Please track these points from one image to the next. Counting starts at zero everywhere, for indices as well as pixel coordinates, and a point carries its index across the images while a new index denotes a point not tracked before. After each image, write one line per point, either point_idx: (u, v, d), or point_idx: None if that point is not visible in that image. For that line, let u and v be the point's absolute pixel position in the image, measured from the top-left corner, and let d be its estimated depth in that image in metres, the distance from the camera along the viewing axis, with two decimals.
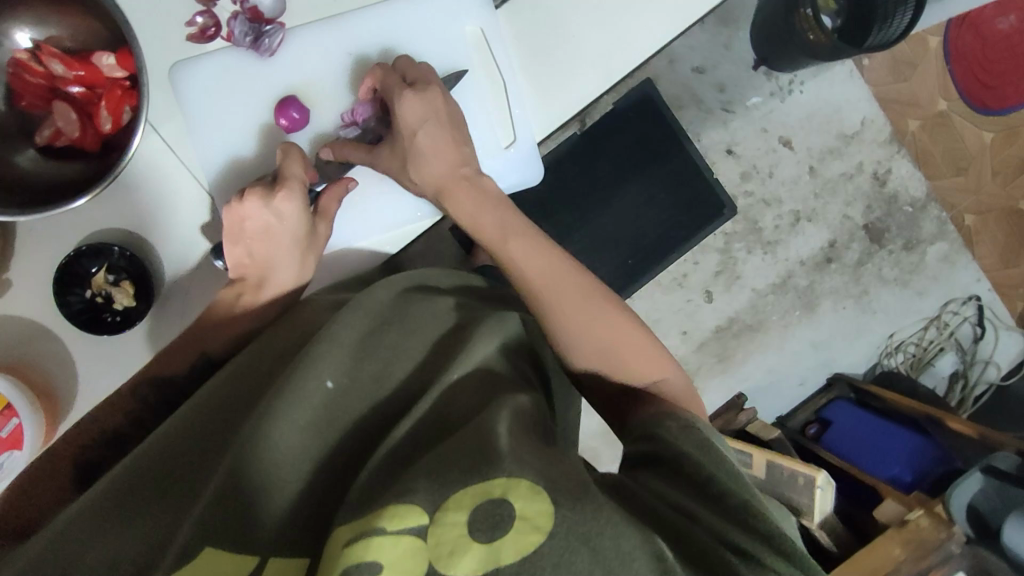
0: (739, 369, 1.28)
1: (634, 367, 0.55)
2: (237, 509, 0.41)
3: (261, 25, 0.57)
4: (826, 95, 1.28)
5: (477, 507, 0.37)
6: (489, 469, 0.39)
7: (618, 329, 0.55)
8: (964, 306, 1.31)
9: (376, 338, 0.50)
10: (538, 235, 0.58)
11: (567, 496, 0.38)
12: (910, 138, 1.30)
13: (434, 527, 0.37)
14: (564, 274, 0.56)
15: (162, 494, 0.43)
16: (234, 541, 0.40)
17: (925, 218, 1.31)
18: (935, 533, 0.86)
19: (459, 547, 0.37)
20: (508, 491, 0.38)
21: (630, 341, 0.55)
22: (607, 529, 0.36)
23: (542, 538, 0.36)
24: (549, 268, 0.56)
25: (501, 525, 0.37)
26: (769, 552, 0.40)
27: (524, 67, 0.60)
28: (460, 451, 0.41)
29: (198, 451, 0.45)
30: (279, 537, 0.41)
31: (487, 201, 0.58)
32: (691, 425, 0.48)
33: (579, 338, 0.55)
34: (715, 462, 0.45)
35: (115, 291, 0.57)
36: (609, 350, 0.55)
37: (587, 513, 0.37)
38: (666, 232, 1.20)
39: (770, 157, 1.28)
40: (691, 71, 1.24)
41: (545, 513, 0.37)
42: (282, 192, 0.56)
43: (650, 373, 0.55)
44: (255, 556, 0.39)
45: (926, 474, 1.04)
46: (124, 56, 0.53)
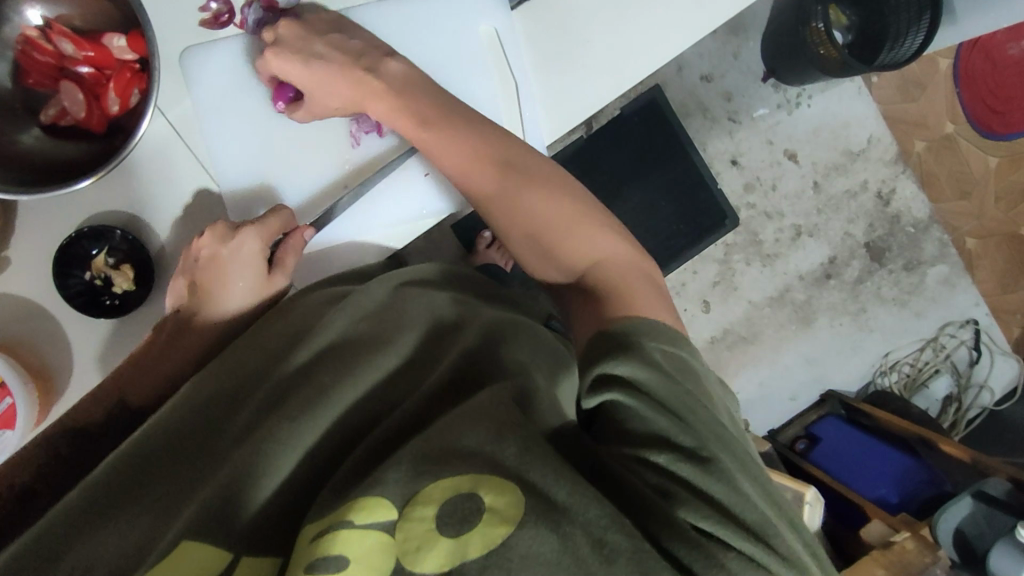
0: (732, 380, 1.28)
1: (576, 255, 0.54)
2: (225, 500, 0.39)
3: (276, 15, 0.58)
4: (833, 110, 1.27)
5: (446, 501, 0.36)
6: (462, 463, 0.37)
7: (562, 232, 0.54)
8: (961, 330, 1.31)
9: (369, 335, 0.51)
10: (517, 150, 0.57)
11: (537, 489, 0.37)
12: (916, 160, 1.30)
13: (403, 522, 0.36)
14: (518, 198, 0.55)
15: (142, 493, 0.41)
16: (222, 534, 0.37)
17: (927, 239, 1.31)
18: (921, 557, 0.85)
19: (426, 541, 0.35)
20: (478, 485, 0.36)
21: (565, 221, 0.54)
22: (577, 519, 0.36)
23: (510, 531, 0.35)
24: (511, 201, 0.56)
25: (468, 520, 0.35)
26: (741, 527, 0.38)
27: (537, 70, 0.60)
28: (441, 434, 0.39)
29: (183, 449, 0.43)
30: (256, 536, 0.38)
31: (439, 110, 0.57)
32: (630, 326, 0.46)
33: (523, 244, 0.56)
34: (678, 397, 0.41)
35: (114, 274, 0.57)
36: (541, 229, 0.55)
37: (558, 506, 0.36)
38: (665, 239, 1.21)
39: (774, 169, 1.28)
40: (699, 78, 1.24)
41: (513, 505, 0.36)
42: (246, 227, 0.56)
43: (590, 253, 0.53)
44: (228, 553, 0.37)
45: (913, 497, 1.05)
46: (135, 39, 0.52)
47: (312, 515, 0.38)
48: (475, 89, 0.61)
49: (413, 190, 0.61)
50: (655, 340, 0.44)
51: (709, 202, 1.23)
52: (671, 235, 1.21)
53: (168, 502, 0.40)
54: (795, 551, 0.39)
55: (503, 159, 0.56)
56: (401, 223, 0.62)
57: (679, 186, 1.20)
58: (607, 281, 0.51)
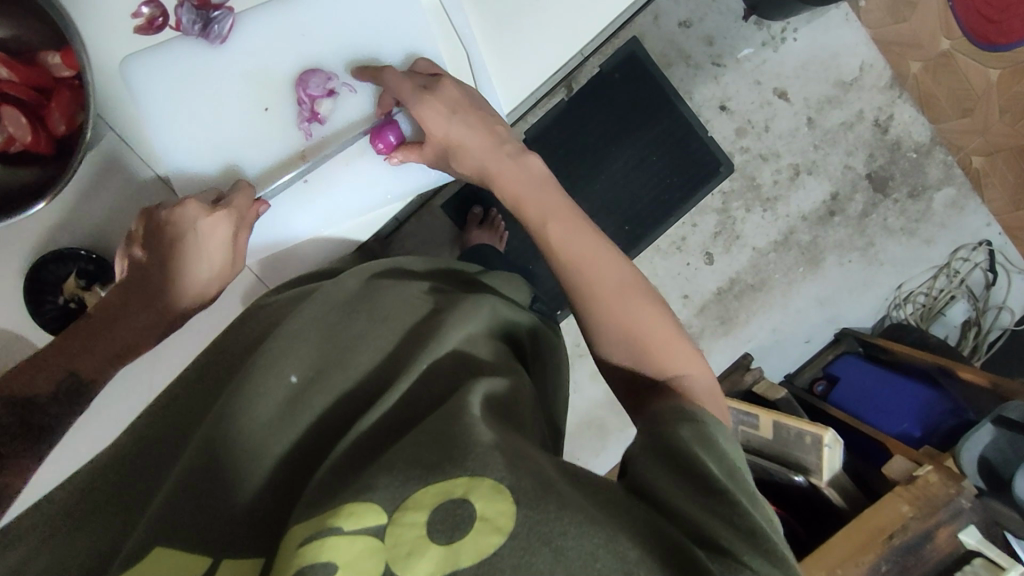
0: (743, 330, 1.26)
1: (662, 356, 0.51)
2: (195, 504, 0.39)
3: (209, 11, 0.55)
4: (821, 41, 1.23)
5: (438, 507, 0.35)
6: (453, 467, 0.37)
7: (643, 311, 0.52)
8: (974, 253, 1.27)
9: (342, 329, 0.50)
10: (579, 220, 0.56)
11: (529, 494, 0.35)
12: (913, 82, 1.23)
13: (393, 527, 0.35)
14: (601, 262, 0.54)
15: (118, 499, 0.42)
16: (188, 540, 0.38)
17: (930, 163, 1.26)
18: (944, 489, 0.83)
19: (417, 548, 0.35)
20: (470, 490, 0.36)
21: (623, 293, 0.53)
22: (570, 529, 0.34)
23: (502, 539, 0.34)
24: (581, 246, 0.54)
25: (461, 526, 0.35)
26: (751, 554, 0.37)
27: (486, 36, 0.58)
28: (431, 441, 0.39)
29: (163, 453, 0.44)
30: (230, 539, 0.38)
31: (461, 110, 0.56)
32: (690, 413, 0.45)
33: (606, 319, 0.52)
34: (716, 458, 0.42)
35: (87, 296, 0.57)
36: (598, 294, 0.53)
37: (550, 512, 0.35)
38: (658, 194, 1.18)
39: (765, 110, 1.24)
40: (677, 25, 1.20)
41: (506, 514, 0.35)
42: (218, 212, 0.54)
43: (636, 323, 0.52)
44: (207, 558, 0.37)
45: (936, 429, 1.00)
46: (67, 54, 0.52)
47: (296, 517, 0.38)
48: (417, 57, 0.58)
49: (371, 177, 0.59)
50: (720, 433, 0.44)
51: (699, 149, 1.19)
52: (665, 189, 1.19)
53: (139, 505, 0.41)
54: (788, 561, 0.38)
55: (570, 223, 0.56)
56: (366, 213, 0.60)
57: (668, 138, 1.17)
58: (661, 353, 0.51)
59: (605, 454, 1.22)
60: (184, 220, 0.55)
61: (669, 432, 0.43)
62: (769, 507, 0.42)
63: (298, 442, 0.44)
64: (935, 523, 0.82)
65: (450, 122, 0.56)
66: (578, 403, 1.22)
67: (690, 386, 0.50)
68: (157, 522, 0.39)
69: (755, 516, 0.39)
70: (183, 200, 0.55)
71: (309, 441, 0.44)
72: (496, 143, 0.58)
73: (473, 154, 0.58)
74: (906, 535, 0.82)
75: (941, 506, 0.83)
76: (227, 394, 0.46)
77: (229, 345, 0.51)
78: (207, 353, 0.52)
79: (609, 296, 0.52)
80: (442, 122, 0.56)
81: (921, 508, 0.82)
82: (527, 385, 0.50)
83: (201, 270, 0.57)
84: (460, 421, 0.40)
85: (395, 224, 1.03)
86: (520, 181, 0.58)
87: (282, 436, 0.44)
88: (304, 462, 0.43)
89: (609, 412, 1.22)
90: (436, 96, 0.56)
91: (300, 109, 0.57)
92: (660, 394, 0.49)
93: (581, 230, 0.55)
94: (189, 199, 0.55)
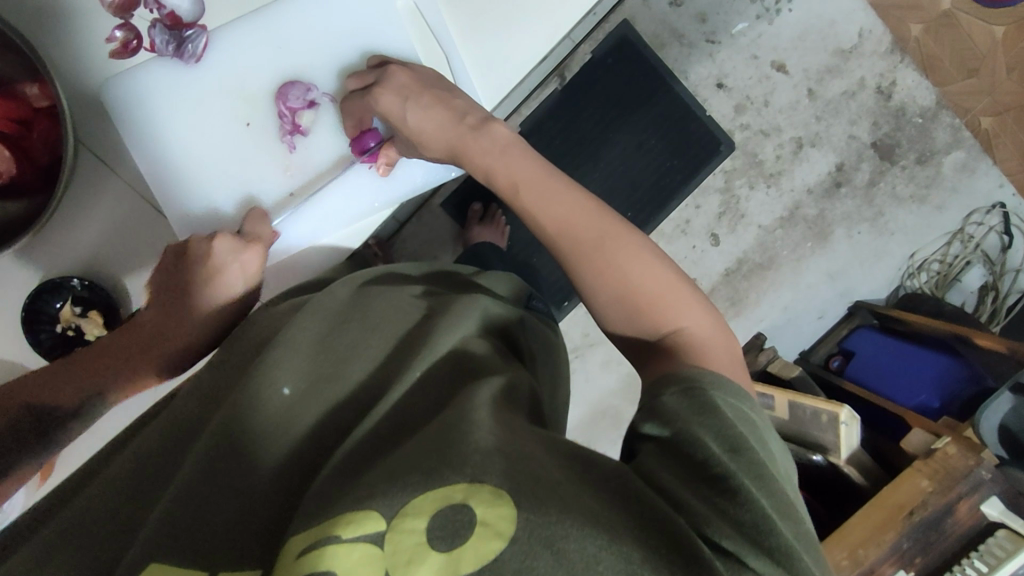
0: (754, 310, 1.25)
1: (659, 312, 0.49)
2: (194, 516, 0.39)
3: (182, 30, 0.55)
4: (817, 9, 1.20)
5: (436, 514, 0.35)
6: (450, 472, 0.36)
7: (635, 266, 0.50)
8: (988, 216, 1.24)
9: (334, 337, 0.50)
10: (558, 179, 0.54)
11: (529, 496, 0.35)
12: (914, 45, 1.21)
13: (392, 534, 0.35)
14: (582, 226, 0.51)
15: (114, 515, 0.41)
16: (186, 554, 0.38)
17: (937, 126, 1.23)
18: (964, 461, 0.81)
19: (417, 555, 0.34)
20: (470, 495, 0.35)
21: (604, 243, 0.51)
22: (573, 531, 0.34)
23: (503, 545, 0.34)
24: (566, 207, 0.52)
25: (462, 532, 0.34)
26: (753, 552, 0.36)
27: (462, 33, 0.57)
28: (434, 439, 0.39)
29: (161, 465, 0.44)
30: (232, 549, 0.38)
31: (420, 90, 0.55)
32: (693, 386, 0.43)
33: (593, 281, 0.50)
34: (715, 431, 0.40)
35: (85, 323, 0.57)
36: (578, 255, 0.51)
37: (551, 516, 0.34)
38: (660, 177, 1.17)
39: (763, 85, 1.21)
40: (667, 4, 1.17)
41: (506, 518, 0.34)
42: (253, 247, 0.55)
43: (627, 280, 0.50)
44: (205, 570, 0.37)
45: (953, 399, 0.99)
46: (43, 86, 0.52)
47: (296, 527, 0.37)
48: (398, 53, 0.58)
49: (355, 185, 0.59)
50: (719, 392, 0.43)
51: (698, 129, 1.17)
52: (666, 171, 1.17)
53: (137, 514, 0.41)
54: (796, 555, 0.36)
55: (548, 189, 0.53)
56: (355, 222, 0.60)
57: (667, 120, 1.15)
58: (655, 305, 0.49)
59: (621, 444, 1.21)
60: (217, 258, 0.55)
61: (659, 401, 0.43)
62: (784, 489, 0.40)
63: (295, 452, 0.43)
64: (955, 497, 0.80)
65: (407, 110, 0.55)
66: (590, 393, 1.21)
67: (691, 340, 0.48)
68: (156, 537, 0.38)
69: (761, 502, 0.38)
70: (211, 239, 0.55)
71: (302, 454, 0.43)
72: (456, 119, 0.55)
73: (440, 134, 0.56)
74: (926, 511, 0.80)
75: (961, 479, 0.80)
76: (225, 405, 0.45)
77: (226, 353, 0.51)
78: (207, 365, 0.51)
79: (595, 259, 0.50)
80: (415, 111, 0.55)
81: (940, 483, 0.81)
82: (525, 375, 0.50)
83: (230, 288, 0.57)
84: (458, 422, 0.40)
85: (395, 225, 1.03)
86: (504, 160, 0.55)
87: (281, 448, 0.43)
88: (300, 472, 0.42)
89: (622, 399, 1.21)
90: (384, 87, 0.55)
91: (280, 124, 0.56)
92: (659, 357, 0.48)
93: (560, 191, 0.53)
94: (217, 235, 0.55)
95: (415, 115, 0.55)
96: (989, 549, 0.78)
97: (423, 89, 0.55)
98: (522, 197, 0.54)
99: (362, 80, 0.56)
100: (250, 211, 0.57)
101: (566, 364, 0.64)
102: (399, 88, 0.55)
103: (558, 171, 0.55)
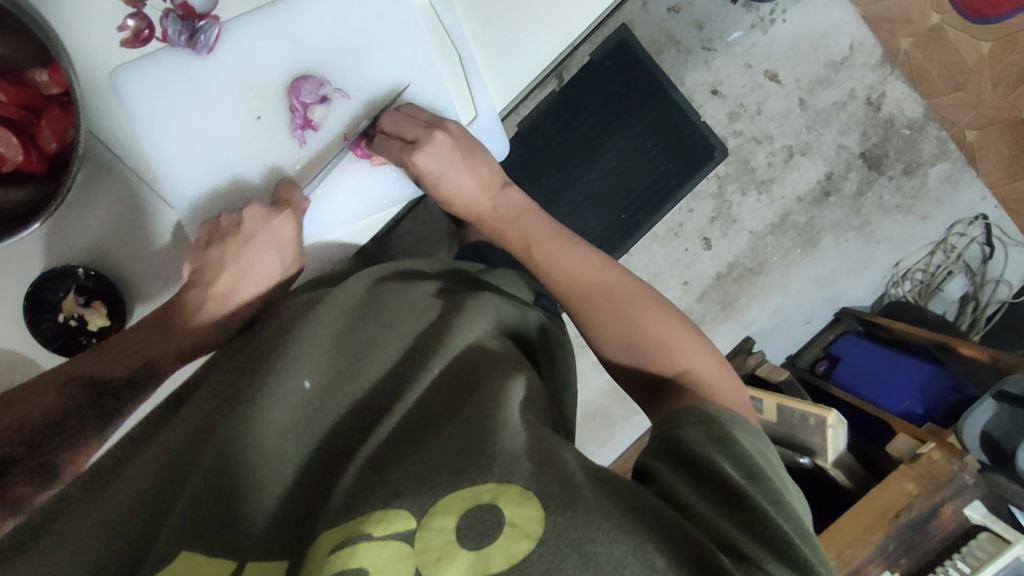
0: (743, 315, 1.26)
1: (667, 353, 0.53)
2: (222, 507, 0.40)
3: (195, 21, 0.55)
4: (810, 20, 1.22)
5: (466, 513, 0.36)
6: (477, 473, 0.38)
7: (645, 315, 0.54)
8: (970, 227, 1.27)
9: (352, 334, 0.51)
10: (568, 242, 0.59)
11: (557, 500, 0.36)
12: (903, 58, 1.24)
13: (422, 531, 0.36)
14: (602, 273, 0.57)
15: (145, 504, 0.42)
16: (214, 543, 0.39)
17: (924, 138, 1.26)
18: (948, 465, 0.83)
19: (446, 554, 0.36)
20: (498, 496, 0.37)
21: (617, 290, 0.56)
22: (598, 535, 0.35)
23: (531, 545, 0.35)
24: (580, 260, 0.58)
25: (490, 531, 0.36)
26: (773, 561, 0.38)
27: (476, 35, 0.57)
28: (461, 442, 0.40)
29: (185, 456, 0.45)
30: (262, 541, 0.39)
31: (461, 149, 0.59)
32: (711, 419, 0.45)
33: (606, 325, 0.55)
34: (734, 458, 0.42)
35: (87, 313, 0.57)
36: (594, 291, 0.56)
37: (578, 519, 0.36)
38: (657, 182, 1.17)
39: (757, 93, 1.23)
40: (665, 10, 1.19)
41: (534, 520, 0.36)
42: (284, 212, 0.56)
43: (645, 327, 0.54)
44: (235, 561, 0.38)
45: (937, 406, 1.01)
46: (55, 72, 0.52)
47: (323, 527, 0.39)
48: (411, 47, 0.57)
49: (366, 182, 0.60)
50: (737, 427, 0.45)
51: (693, 134, 1.17)
52: (660, 175, 1.17)
53: (160, 506, 0.42)
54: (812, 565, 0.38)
55: (557, 248, 0.59)
56: (365, 217, 0.60)
57: (663, 124, 1.16)
58: (666, 349, 0.53)
59: (611, 445, 1.22)
60: (252, 225, 0.56)
61: (681, 433, 0.45)
62: (797, 512, 0.41)
63: (316, 447, 0.44)
64: (941, 499, 0.82)
65: (449, 171, 0.59)
66: (582, 393, 1.22)
67: (695, 380, 0.51)
68: (185, 526, 0.40)
69: (779, 523, 0.39)
70: (242, 212, 0.57)
71: (325, 450, 0.44)
72: (485, 191, 0.62)
73: (473, 198, 0.62)
74: (912, 513, 0.82)
75: (946, 483, 0.82)
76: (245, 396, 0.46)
77: (247, 348, 0.51)
78: (227, 359, 0.52)
79: (609, 310, 0.55)
80: (460, 174, 0.60)
81: (925, 486, 0.83)
82: (536, 378, 0.51)
83: (259, 280, 0.60)
84: (486, 425, 0.41)
85: (392, 223, 1.03)
86: (512, 219, 0.62)
87: (303, 445, 0.44)
88: (321, 471, 0.43)
89: (614, 400, 1.22)
90: (423, 152, 0.56)
91: (291, 120, 0.56)
92: (669, 393, 0.51)
93: (571, 251, 0.59)
94: (240, 223, 0.56)
95: (443, 178, 0.59)
96: (973, 550, 0.80)
97: (468, 153, 0.59)
98: (536, 255, 0.59)
99: (386, 127, 0.58)
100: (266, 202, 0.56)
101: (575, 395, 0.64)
102: (440, 156, 0.57)
103: (568, 233, 0.61)
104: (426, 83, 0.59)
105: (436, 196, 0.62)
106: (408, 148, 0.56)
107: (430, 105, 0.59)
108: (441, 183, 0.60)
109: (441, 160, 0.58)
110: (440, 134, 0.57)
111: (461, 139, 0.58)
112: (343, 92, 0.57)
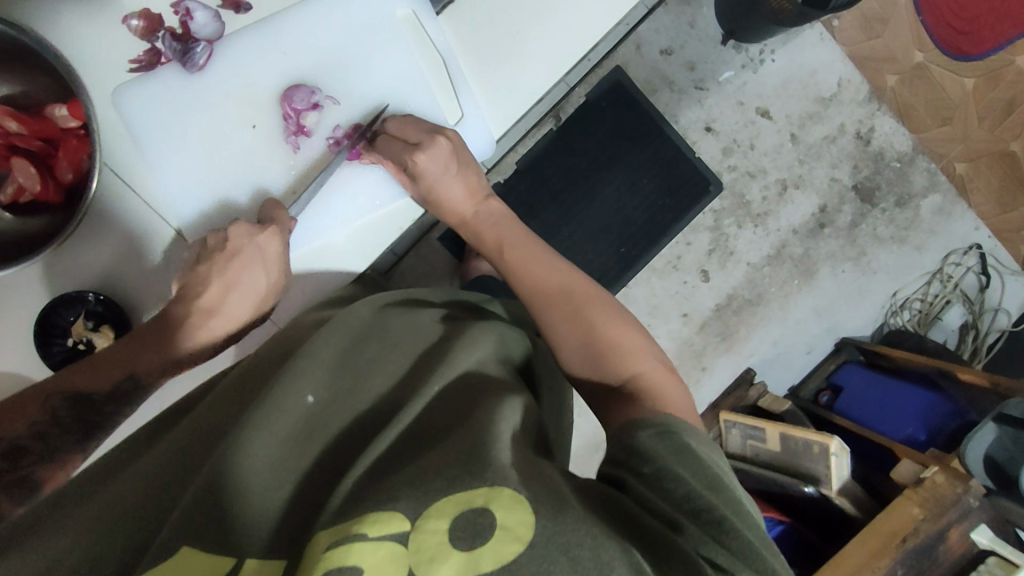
0: (744, 346, 1.27)
1: (621, 357, 0.54)
2: (219, 509, 0.41)
3: (189, 43, 0.58)
4: (799, 60, 1.26)
5: (459, 515, 0.37)
6: (472, 477, 0.38)
7: (602, 319, 0.57)
8: (965, 257, 1.29)
9: (354, 355, 0.52)
10: (543, 254, 0.63)
11: (547, 506, 0.37)
12: (890, 95, 1.27)
13: (416, 534, 0.37)
14: (573, 280, 0.60)
15: (146, 505, 0.43)
16: (212, 542, 0.39)
17: (915, 171, 1.29)
18: (951, 488, 0.83)
19: (440, 553, 0.36)
20: (491, 501, 0.37)
21: (585, 296, 0.59)
22: (587, 540, 0.36)
23: (521, 549, 0.36)
24: (551, 269, 0.61)
25: (482, 534, 0.36)
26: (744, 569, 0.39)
27: (469, 65, 0.61)
28: (461, 454, 0.41)
29: (188, 463, 0.45)
30: (262, 544, 0.40)
31: (453, 165, 0.62)
32: (667, 429, 0.45)
33: (567, 326, 0.57)
34: (693, 468, 0.43)
35: (96, 337, 0.58)
36: (564, 292, 0.59)
37: (567, 524, 0.37)
38: (654, 215, 1.20)
39: (749, 129, 1.27)
40: (659, 53, 1.23)
41: (525, 524, 0.36)
42: (269, 229, 0.58)
43: (607, 331, 0.56)
44: (232, 557, 0.39)
45: (939, 431, 1.00)
46: (74, 106, 0.55)
47: (321, 524, 0.39)
48: (396, 53, 0.60)
49: (359, 185, 0.62)
50: (691, 435, 0.45)
51: (687, 170, 1.22)
52: (655, 211, 1.20)
53: (160, 510, 0.42)
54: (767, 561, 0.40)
55: (532, 256, 0.62)
56: (359, 220, 0.63)
57: (658, 161, 1.20)
58: (624, 357, 0.54)
59: None
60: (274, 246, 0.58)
61: (637, 441, 0.45)
62: (759, 519, 0.43)
63: (314, 458, 0.45)
64: (946, 523, 0.82)
65: (444, 176, 0.61)
66: (584, 426, 1.22)
67: (645, 384, 0.53)
68: (182, 525, 0.40)
69: (747, 533, 0.40)
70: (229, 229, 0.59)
71: (321, 465, 0.45)
72: (474, 199, 0.66)
73: (458, 206, 0.65)
74: (918, 538, 0.81)
75: (951, 505, 0.82)
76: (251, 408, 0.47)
77: (255, 367, 0.53)
78: (233, 375, 0.54)
79: (574, 315, 0.57)
80: (450, 185, 0.63)
81: (931, 510, 0.82)
82: (534, 406, 0.51)
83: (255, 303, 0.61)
84: (481, 438, 0.42)
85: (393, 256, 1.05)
86: (500, 226, 0.66)
87: (301, 455, 0.45)
88: (319, 479, 0.44)
89: None
90: (427, 154, 0.59)
91: (286, 124, 0.59)
92: (622, 399, 0.52)
93: (542, 261, 0.62)
94: (235, 225, 0.58)
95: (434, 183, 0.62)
96: None
97: (461, 169, 0.62)
98: (509, 261, 0.63)
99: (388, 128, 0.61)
100: (263, 201, 0.59)
101: (570, 420, 0.66)
102: (438, 157, 0.60)
103: (545, 245, 0.64)
104: (413, 92, 0.61)
105: (427, 202, 0.64)
106: (408, 149, 0.59)
107: (416, 109, 0.62)
108: (439, 190, 0.63)
109: (440, 167, 0.60)
110: (450, 135, 0.61)
111: (460, 148, 0.62)
112: (331, 96, 0.60)
